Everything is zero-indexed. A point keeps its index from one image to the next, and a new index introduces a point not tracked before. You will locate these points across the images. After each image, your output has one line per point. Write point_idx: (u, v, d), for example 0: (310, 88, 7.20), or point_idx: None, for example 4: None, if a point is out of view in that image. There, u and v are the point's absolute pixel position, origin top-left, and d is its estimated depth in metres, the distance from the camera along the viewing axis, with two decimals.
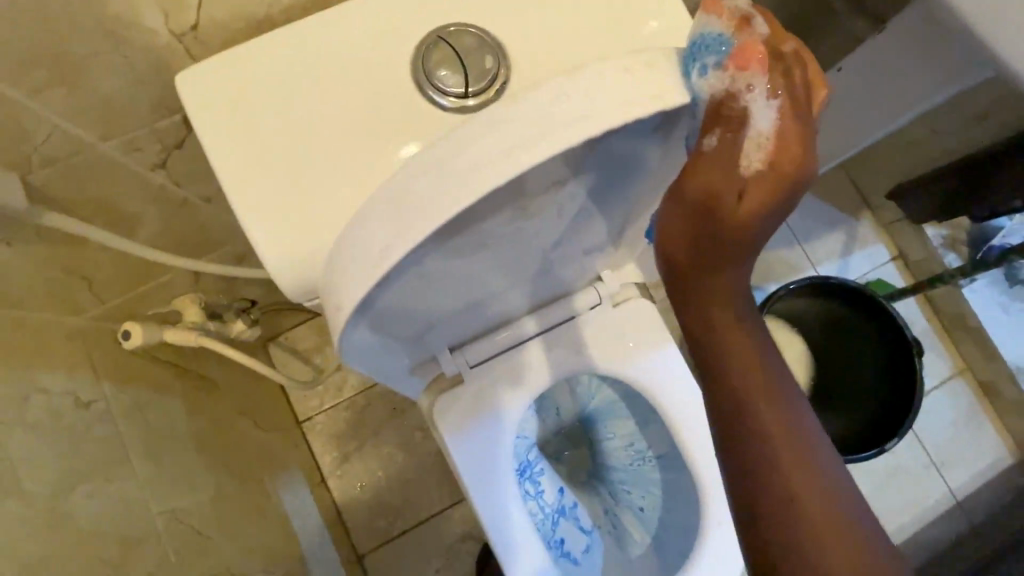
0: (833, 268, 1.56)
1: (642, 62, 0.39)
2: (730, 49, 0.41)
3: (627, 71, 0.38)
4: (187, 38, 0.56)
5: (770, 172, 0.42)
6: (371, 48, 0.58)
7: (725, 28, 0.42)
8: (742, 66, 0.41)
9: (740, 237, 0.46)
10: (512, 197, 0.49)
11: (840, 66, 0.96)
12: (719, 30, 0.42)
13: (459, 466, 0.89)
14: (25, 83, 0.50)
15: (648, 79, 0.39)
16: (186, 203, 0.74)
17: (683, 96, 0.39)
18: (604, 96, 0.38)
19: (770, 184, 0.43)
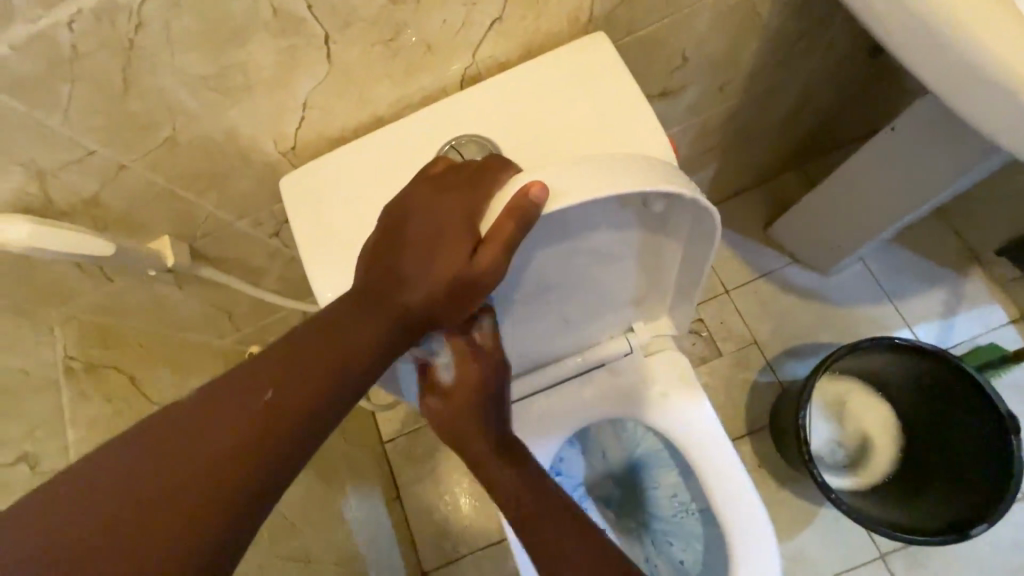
0: (933, 330, 1.39)
1: (625, 167, 0.50)
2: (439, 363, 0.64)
3: (613, 170, 0.50)
4: (290, 154, 0.65)
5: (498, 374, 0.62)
6: (396, 127, 0.64)
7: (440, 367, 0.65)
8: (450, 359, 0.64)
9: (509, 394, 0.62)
10: (535, 242, 0.58)
11: (892, 126, 1.02)
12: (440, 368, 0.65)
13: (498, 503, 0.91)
14: (191, 187, 0.64)
15: (626, 175, 0.50)
16: (295, 259, 0.86)
17: (678, 186, 0.52)
18: (590, 181, 0.49)
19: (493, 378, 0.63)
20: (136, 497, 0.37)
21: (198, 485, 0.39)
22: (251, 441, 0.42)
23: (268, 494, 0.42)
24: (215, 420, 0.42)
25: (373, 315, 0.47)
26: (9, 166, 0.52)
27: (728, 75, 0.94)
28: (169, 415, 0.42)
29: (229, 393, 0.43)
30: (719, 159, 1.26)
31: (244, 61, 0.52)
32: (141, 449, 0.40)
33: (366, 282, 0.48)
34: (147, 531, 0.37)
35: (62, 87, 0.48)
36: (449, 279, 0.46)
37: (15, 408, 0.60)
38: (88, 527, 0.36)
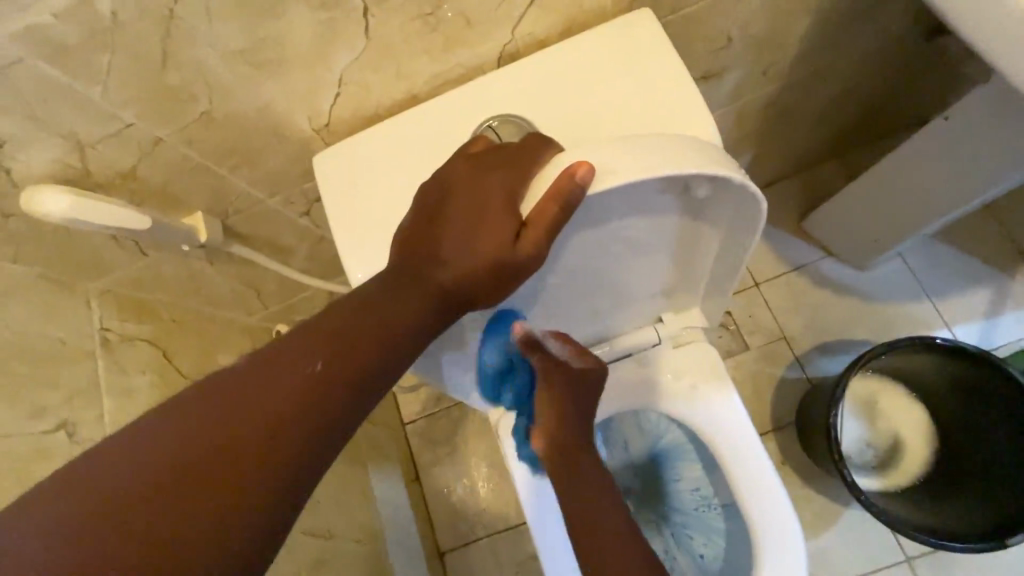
0: (974, 331, 1.34)
1: (673, 148, 0.48)
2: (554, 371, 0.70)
3: (661, 152, 0.48)
4: (323, 132, 0.64)
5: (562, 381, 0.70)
6: (430, 106, 0.62)
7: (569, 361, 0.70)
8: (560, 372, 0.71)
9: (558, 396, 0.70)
10: (572, 227, 0.57)
11: (947, 115, 0.98)
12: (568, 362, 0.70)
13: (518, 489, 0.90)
14: (225, 163, 0.63)
15: (674, 158, 0.48)
16: (324, 239, 0.86)
17: (727, 168, 0.50)
18: (638, 164, 0.47)
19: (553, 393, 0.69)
20: (171, 480, 0.34)
21: (237, 467, 0.36)
22: (293, 420, 0.39)
23: (310, 477, 0.39)
24: (254, 396, 0.39)
25: (410, 294, 0.46)
26: (50, 137, 0.52)
27: (773, 57, 0.90)
28: (201, 386, 0.39)
29: (268, 368, 0.40)
30: (757, 146, 1.22)
31: (282, 34, 0.51)
32: (171, 419, 0.37)
33: (405, 260, 0.47)
34: (186, 516, 0.34)
35: (103, 57, 0.47)
36: (489, 260, 0.45)
37: (54, 376, 0.61)
38: (121, 513, 0.33)
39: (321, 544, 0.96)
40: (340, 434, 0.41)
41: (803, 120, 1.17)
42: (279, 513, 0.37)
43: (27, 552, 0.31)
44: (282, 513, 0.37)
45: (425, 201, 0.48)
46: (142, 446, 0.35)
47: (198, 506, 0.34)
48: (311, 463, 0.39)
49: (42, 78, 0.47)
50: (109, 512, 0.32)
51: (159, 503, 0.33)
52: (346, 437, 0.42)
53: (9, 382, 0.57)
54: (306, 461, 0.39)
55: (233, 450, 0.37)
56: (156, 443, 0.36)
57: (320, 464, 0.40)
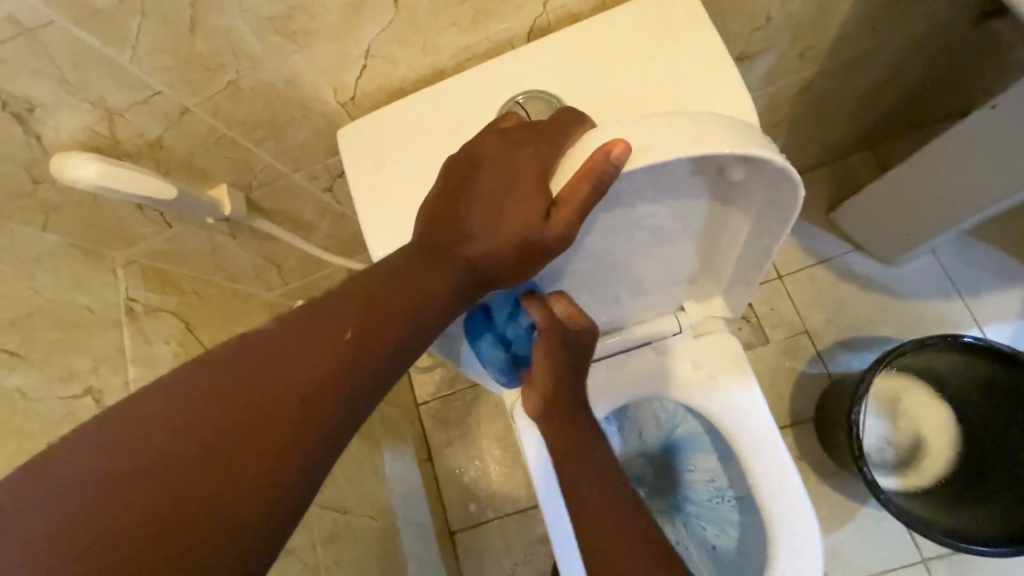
0: (1006, 331, 1.29)
1: (713, 127, 0.46)
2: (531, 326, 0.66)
3: (700, 131, 0.46)
4: (349, 106, 0.63)
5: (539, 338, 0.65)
6: (456, 80, 0.61)
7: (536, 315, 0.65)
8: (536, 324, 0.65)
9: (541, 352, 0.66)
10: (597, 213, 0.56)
11: (994, 104, 0.93)
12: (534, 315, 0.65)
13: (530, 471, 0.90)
14: (251, 135, 0.63)
15: (714, 136, 0.46)
16: (345, 216, 0.85)
17: (768, 151, 0.48)
18: (677, 142, 0.45)
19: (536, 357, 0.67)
20: (195, 444, 0.34)
21: (264, 436, 0.36)
22: (319, 392, 0.39)
23: (334, 450, 0.39)
24: (280, 365, 0.39)
25: (436, 270, 0.45)
26: (78, 102, 0.52)
27: (813, 39, 0.86)
28: (226, 351, 0.39)
29: (295, 338, 0.40)
30: (787, 134, 1.18)
31: (311, 2, 0.50)
32: (196, 382, 0.37)
33: (431, 235, 0.47)
34: (209, 482, 0.34)
35: (131, 22, 0.47)
36: (517, 238, 0.45)
37: (81, 342, 0.62)
38: (144, 474, 0.32)
39: (335, 519, 0.97)
40: (364, 408, 0.41)
41: (839, 106, 1.13)
42: (299, 485, 0.37)
43: (50, 505, 0.31)
44: (305, 485, 0.37)
45: (454, 175, 0.47)
46: (166, 409, 0.35)
47: (221, 472, 0.34)
48: (333, 437, 0.39)
49: (72, 41, 0.47)
50: (132, 473, 0.32)
51: (182, 466, 0.33)
52: (369, 410, 0.42)
53: (37, 346, 0.58)
54: (329, 434, 0.39)
55: (258, 419, 0.36)
56: (181, 405, 0.35)
57: (344, 436, 0.40)
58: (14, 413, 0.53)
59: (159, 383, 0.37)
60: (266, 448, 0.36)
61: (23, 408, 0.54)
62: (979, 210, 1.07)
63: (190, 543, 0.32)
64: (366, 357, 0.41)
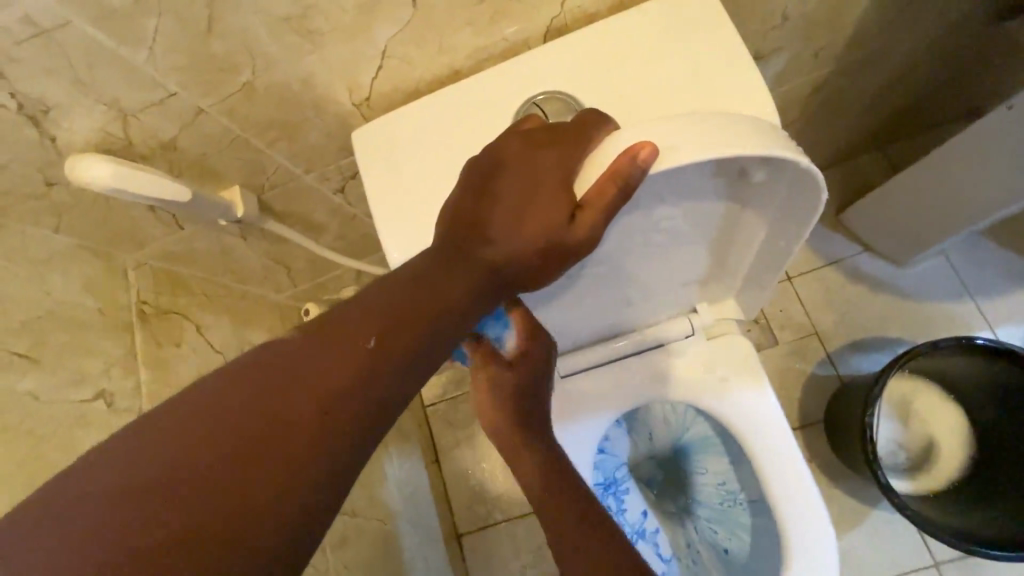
0: (1018, 333, 1.28)
1: (738, 128, 0.46)
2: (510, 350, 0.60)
3: (725, 133, 0.45)
4: (363, 107, 0.63)
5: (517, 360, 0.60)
6: (472, 81, 0.60)
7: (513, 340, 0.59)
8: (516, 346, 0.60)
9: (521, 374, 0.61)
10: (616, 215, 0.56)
11: (1009, 104, 0.92)
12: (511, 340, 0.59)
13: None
14: (265, 136, 0.63)
15: (739, 138, 0.45)
16: (356, 217, 0.85)
17: (793, 151, 0.47)
18: (701, 143, 0.45)
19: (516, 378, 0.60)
20: (220, 455, 0.34)
21: (288, 445, 0.35)
22: (342, 399, 0.38)
23: (358, 458, 0.38)
24: (303, 374, 0.38)
25: (457, 274, 0.45)
26: (93, 104, 0.52)
27: (829, 38, 0.85)
28: (249, 359, 0.39)
29: (318, 346, 0.40)
30: (798, 134, 1.17)
31: (329, 3, 0.50)
32: (220, 392, 0.36)
33: (452, 239, 0.46)
34: (232, 495, 0.33)
35: (148, 23, 0.47)
36: (541, 241, 0.44)
37: (93, 345, 0.62)
38: (168, 486, 0.32)
39: (344, 521, 0.97)
40: (387, 415, 0.40)
41: (851, 105, 1.12)
42: (322, 497, 0.36)
43: (74, 519, 0.30)
44: (329, 495, 0.36)
45: (474, 177, 0.47)
46: (190, 419, 0.35)
47: (244, 486, 0.33)
48: (355, 448, 0.38)
49: (88, 42, 0.46)
50: (155, 485, 0.32)
51: (206, 479, 0.33)
52: (392, 417, 0.41)
53: (50, 349, 0.57)
54: (352, 445, 0.38)
55: (281, 430, 0.36)
56: (205, 415, 0.35)
57: (368, 443, 0.39)
58: (27, 417, 0.52)
59: (184, 392, 0.37)
60: (292, 457, 0.35)
61: (36, 412, 0.53)
62: (993, 212, 1.07)
63: (212, 558, 0.31)
64: (389, 363, 0.41)
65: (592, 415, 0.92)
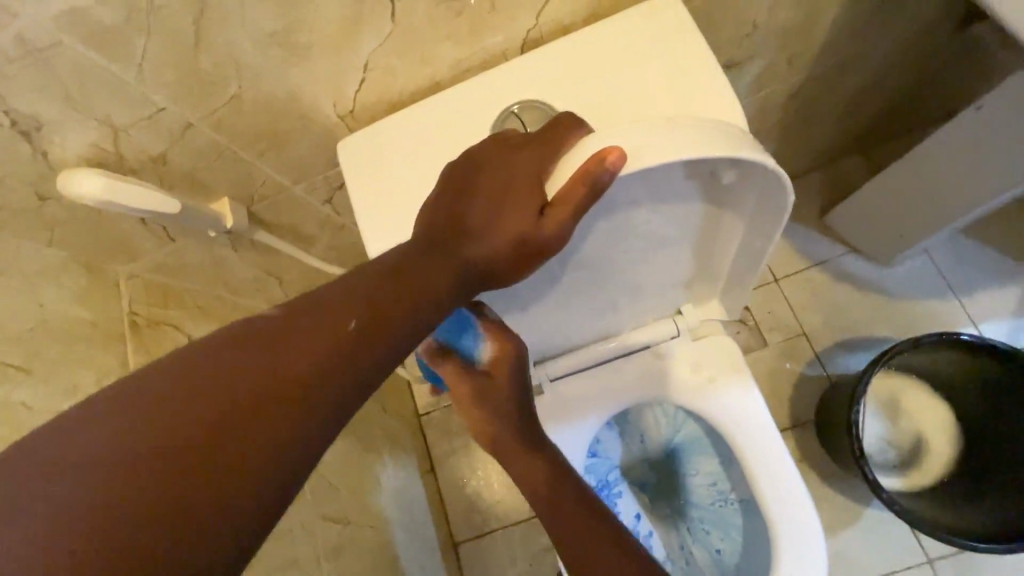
0: (1002, 329, 1.30)
1: (705, 131, 0.48)
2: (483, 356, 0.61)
3: (693, 135, 0.47)
4: (348, 118, 0.65)
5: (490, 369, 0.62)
6: (452, 92, 0.62)
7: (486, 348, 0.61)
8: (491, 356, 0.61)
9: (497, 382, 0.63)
10: (594, 217, 0.57)
11: (979, 104, 0.95)
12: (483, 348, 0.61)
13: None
14: (253, 148, 0.64)
15: (705, 141, 0.47)
16: (345, 227, 0.86)
17: (760, 153, 0.49)
18: (669, 146, 0.47)
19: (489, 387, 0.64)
20: (194, 433, 0.35)
21: (259, 426, 0.37)
22: (313, 383, 0.39)
23: (325, 441, 0.39)
24: (279, 357, 0.39)
25: (430, 267, 0.46)
26: (85, 119, 0.53)
27: (802, 44, 0.88)
28: (223, 341, 0.39)
29: (295, 329, 0.41)
30: (779, 139, 1.20)
31: (311, 18, 0.52)
32: (192, 372, 0.37)
33: (429, 234, 0.47)
34: (206, 472, 0.34)
35: (137, 40, 0.48)
36: (514, 239, 0.46)
37: (85, 356, 0.63)
38: (136, 462, 0.33)
39: (339, 530, 0.97)
40: (354, 402, 0.41)
41: (829, 109, 1.15)
42: (285, 476, 0.37)
43: (50, 488, 0.31)
44: (295, 474, 0.37)
45: (453, 177, 0.48)
46: (167, 395, 0.36)
47: (217, 464, 0.34)
48: (326, 432, 0.39)
49: (80, 60, 0.48)
50: (124, 459, 0.33)
51: (180, 456, 0.34)
52: (360, 403, 0.42)
53: (41, 361, 0.58)
54: (323, 430, 0.39)
55: (255, 412, 0.37)
56: (175, 392, 0.36)
57: (334, 427, 0.40)
58: (19, 427, 0.53)
59: (161, 367, 0.37)
60: (258, 434, 0.36)
61: (28, 423, 0.54)
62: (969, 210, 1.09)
63: (183, 533, 0.32)
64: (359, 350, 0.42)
65: (582, 417, 0.93)
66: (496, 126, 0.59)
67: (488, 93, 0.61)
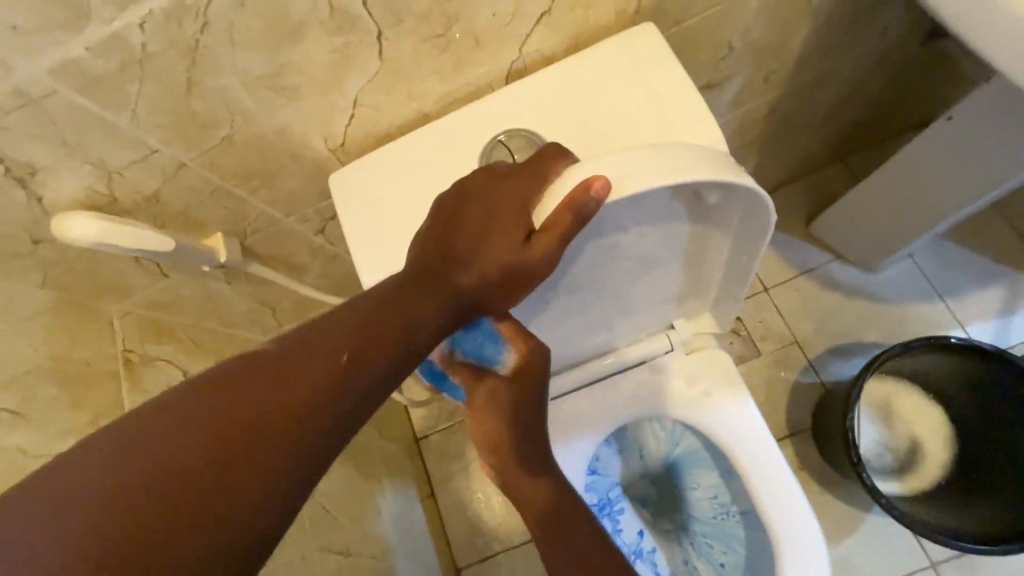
0: (989, 329, 1.33)
1: (687, 157, 0.50)
2: (504, 364, 0.56)
3: (675, 160, 0.49)
4: (338, 152, 0.66)
5: (513, 381, 0.56)
6: (439, 124, 0.64)
7: (510, 355, 0.55)
8: (517, 363, 0.56)
9: (522, 395, 0.57)
10: (584, 241, 0.59)
11: (949, 115, 0.99)
12: (506, 354, 0.55)
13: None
14: (245, 185, 0.65)
15: (685, 165, 0.49)
16: (337, 255, 0.87)
17: (742, 176, 0.51)
18: (652, 171, 0.48)
19: (507, 400, 0.57)
20: (199, 461, 0.35)
21: (260, 452, 0.37)
22: (313, 409, 0.40)
23: (324, 466, 0.40)
24: (280, 384, 0.40)
25: (424, 294, 0.47)
26: (78, 165, 0.54)
27: (777, 62, 0.91)
28: (225, 370, 0.40)
29: (294, 358, 0.41)
30: (761, 151, 1.23)
31: (300, 61, 0.53)
32: (195, 400, 0.38)
33: (423, 261, 0.49)
34: (204, 506, 0.34)
35: (130, 87, 0.50)
36: (504, 265, 0.47)
37: (79, 396, 0.62)
38: (141, 491, 0.33)
39: (339, 561, 0.95)
40: (353, 427, 0.42)
41: (807, 122, 1.18)
42: (285, 502, 0.37)
43: (53, 524, 0.32)
44: (296, 500, 0.38)
45: (445, 207, 0.50)
46: (173, 423, 0.36)
47: (216, 497, 0.35)
48: (319, 462, 0.40)
49: (74, 108, 0.49)
50: (130, 489, 0.33)
51: (182, 485, 0.34)
52: (358, 428, 0.43)
53: (36, 404, 0.58)
54: (320, 457, 0.40)
55: (254, 440, 0.37)
56: (179, 421, 0.36)
57: (334, 451, 0.41)
58: (12, 472, 0.52)
59: (161, 400, 0.38)
60: (259, 460, 0.37)
61: (23, 466, 0.53)
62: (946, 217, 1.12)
63: (188, 560, 0.33)
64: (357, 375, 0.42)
65: (581, 436, 0.93)
66: (484, 155, 0.61)
67: (475, 124, 0.63)
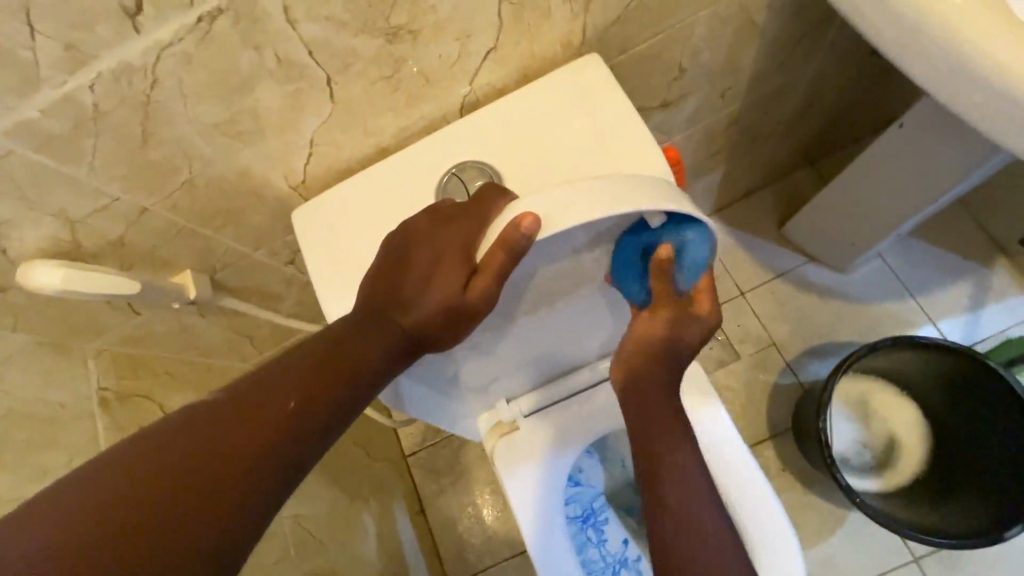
0: (959, 325, 1.36)
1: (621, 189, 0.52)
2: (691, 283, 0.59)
3: None
4: (301, 188, 0.68)
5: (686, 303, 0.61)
6: (395, 158, 0.66)
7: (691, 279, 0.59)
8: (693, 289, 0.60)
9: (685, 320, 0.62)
10: (540, 269, 0.60)
11: (901, 123, 1.01)
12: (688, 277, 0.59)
13: (517, 517, 0.93)
14: (209, 224, 0.67)
15: None
16: (309, 283, 0.89)
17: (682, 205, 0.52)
18: None
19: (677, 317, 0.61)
20: (153, 508, 0.37)
21: (214, 496, 0.39)
22: (265, 452, 0.42)
23: (279, 504, 0.42)
24: (232, 430, 0.42)
25: (373, 336, 0.49)
26: (40, 216, 0.56)
27: (731, 78, 0.94)
28: (178, 419, 0.42)
29: (247, 403, 0.43)
30: (728, 161, 1.26)
31: (252, 108, 0.55)
32: (148, 449, 0.39)
33: (372, 303, 0.51)
34: (157, 557, 0.35)
35: (86, 142, 0.51)
36: (446, 304, 0.49)
37: (53, 437, 0.63)
38: (93, 541, 0.34)
39: None
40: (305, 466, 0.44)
41: (769, 131, 1.21)
42: (239, 541, 0.39)
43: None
44: (251, 539, 0.40)
45: (393, 251, 0.52)
46: (126, 472, 0.38)
47: (171, 542, 0.36)
48: (271, 504, 0.41)
49: (31, 165, 0.51)
50: (81, 540, 0.34)
51: (136, 531, 0.35)
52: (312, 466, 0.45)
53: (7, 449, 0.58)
54: (274, 496, 0.42)
55: (208, 484, 0.39)
56: (132, 471, 0.38)
57: (288, 490, 0.43)
58: None
59: (115, 452, 0.39)
60: (213, 504, 0.38)
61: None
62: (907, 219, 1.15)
63: None
64: (308, 417, 0.44)
65: (559, 450, 0.95)
66: (440, 187, 0.63)
67: (430, 157, 0.65)
